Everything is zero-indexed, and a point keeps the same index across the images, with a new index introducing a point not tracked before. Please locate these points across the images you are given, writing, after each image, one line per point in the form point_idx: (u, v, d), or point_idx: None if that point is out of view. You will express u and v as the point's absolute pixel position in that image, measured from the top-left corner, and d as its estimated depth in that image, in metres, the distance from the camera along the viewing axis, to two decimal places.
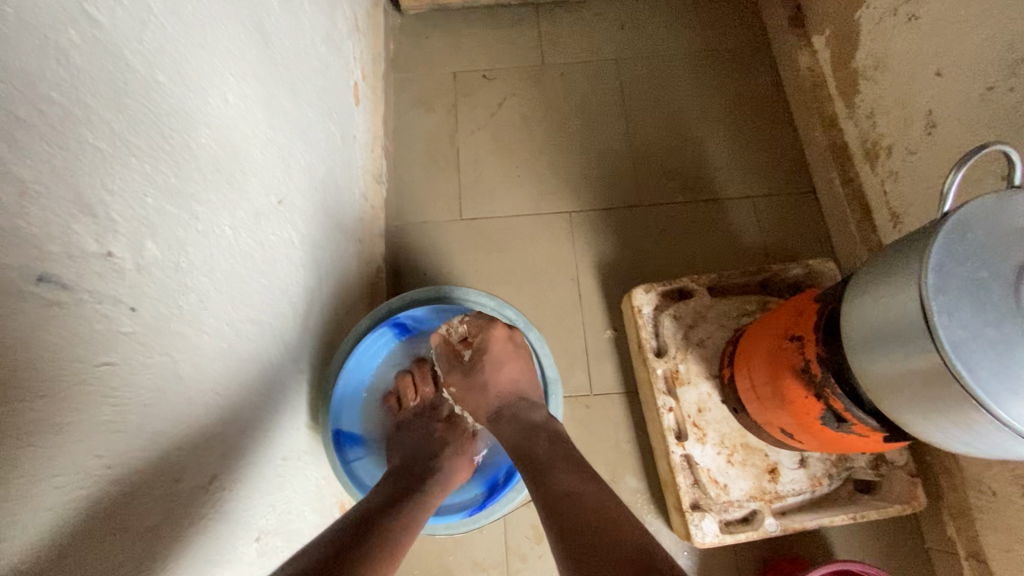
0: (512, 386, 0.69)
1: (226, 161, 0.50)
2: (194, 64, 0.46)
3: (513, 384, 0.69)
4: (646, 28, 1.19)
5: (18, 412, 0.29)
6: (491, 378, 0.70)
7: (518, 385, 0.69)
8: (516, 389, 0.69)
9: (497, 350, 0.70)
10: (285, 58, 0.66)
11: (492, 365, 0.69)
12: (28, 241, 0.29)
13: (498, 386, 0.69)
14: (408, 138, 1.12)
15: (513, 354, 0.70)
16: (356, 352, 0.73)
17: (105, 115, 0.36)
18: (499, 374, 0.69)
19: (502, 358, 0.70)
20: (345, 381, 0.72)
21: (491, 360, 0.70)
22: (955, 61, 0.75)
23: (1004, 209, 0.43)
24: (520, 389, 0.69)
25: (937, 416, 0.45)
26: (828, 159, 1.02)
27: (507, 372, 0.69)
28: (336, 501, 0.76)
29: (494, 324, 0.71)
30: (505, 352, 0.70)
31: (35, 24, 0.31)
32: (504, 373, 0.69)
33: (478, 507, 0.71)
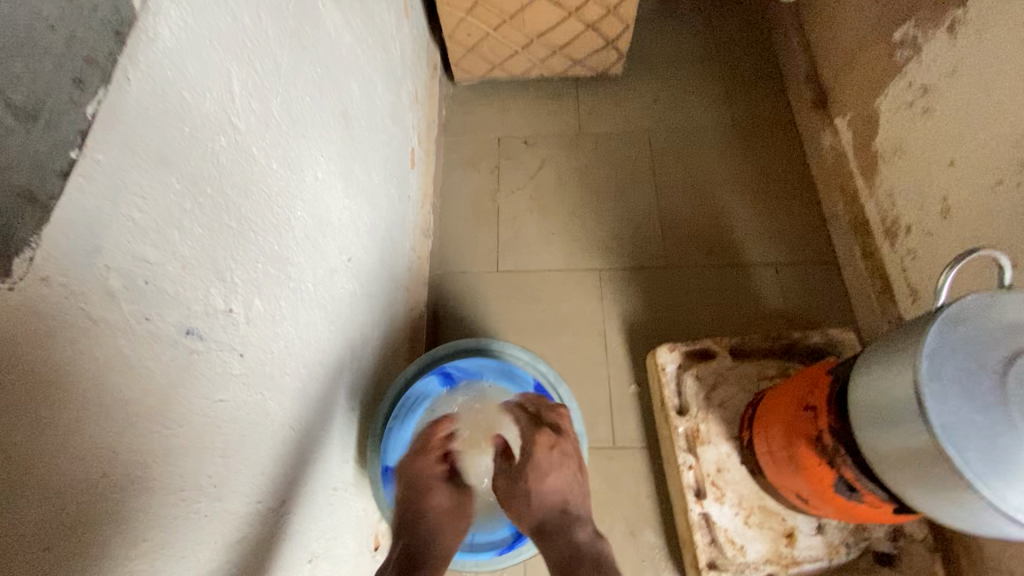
0: (559, 496, 0.70)
1: (312, 227, 0.60)
2: (298, 151, 0.57)
3: (560, 493, 0.70)
4: (678, 102, 1.29)
5: (164, 436, 0.37)
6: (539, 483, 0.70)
7: (566, 495, 0.71)
8: (561, 499, 0.70)
9: (543, 455, 0.72)
10: (361, 134, 0.77)
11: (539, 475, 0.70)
12: (183, 302, 0.38)
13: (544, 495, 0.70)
14: (454, 196, 1.23)
15: (558, 464, 0.72)
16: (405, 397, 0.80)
17: (236, 201, 0.45)
18: (543, 485, 0.70)
19: (549, 468, 0.71)
20: (393, 424, 0.79)
21: (535, 466, 0.72)
22: (968, 154, 0.80)
23: (993, 309, 0.48)
24: (564, 499, 0.70)
25: (936, 495, 0.49)
26: (850, 234, 1.07)
27: (553, 482, 0.71)
28: (374, 532, 0.81)
29: (539, 430, 0.74)
30: (549, 462, 0.72)
31: (201, 138, 0.40)
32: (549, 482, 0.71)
33: (509, 546, 0.76)
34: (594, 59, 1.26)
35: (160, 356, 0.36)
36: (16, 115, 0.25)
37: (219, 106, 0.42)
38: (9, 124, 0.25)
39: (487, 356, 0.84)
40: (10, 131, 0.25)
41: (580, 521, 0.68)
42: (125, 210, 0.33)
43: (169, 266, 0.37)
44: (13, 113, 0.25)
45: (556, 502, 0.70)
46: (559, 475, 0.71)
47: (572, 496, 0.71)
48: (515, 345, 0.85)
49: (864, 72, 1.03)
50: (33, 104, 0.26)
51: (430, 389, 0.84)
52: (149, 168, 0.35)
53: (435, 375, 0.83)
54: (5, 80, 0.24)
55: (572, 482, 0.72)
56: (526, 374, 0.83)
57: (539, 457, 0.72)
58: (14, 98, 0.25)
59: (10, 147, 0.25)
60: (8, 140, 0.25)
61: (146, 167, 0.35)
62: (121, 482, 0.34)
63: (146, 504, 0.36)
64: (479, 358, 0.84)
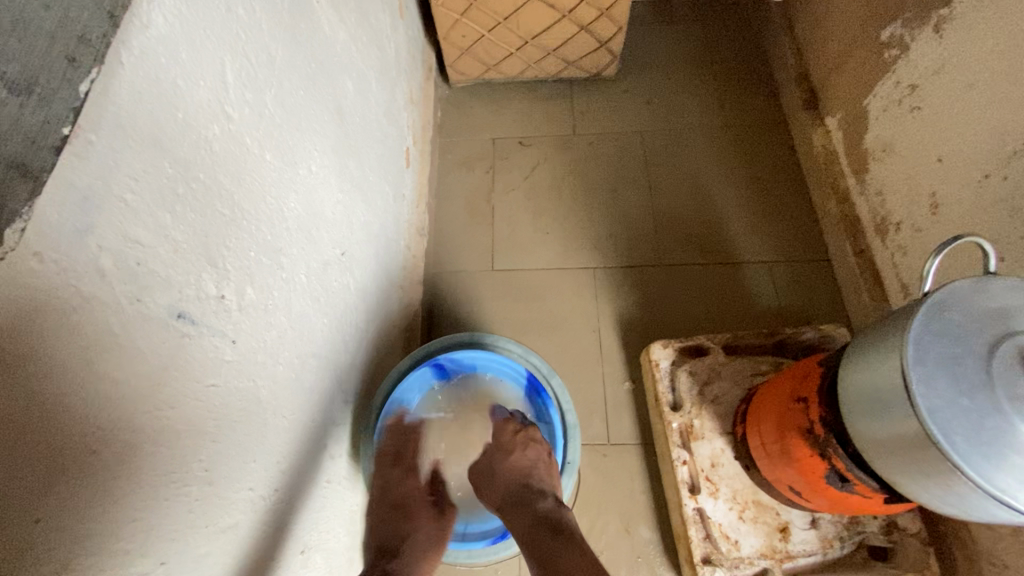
0: (525, 474, 0.73)
1: (306, 220, 0.61)
2: (292, 144, 0.58)
3: (525, 468, 0.73)
4: (671, 103, 1.30)
5: (155, 417, 0.37)
6: (505, 461, 0.74)
7: (531, 472, 0.73)
8: (526, 475, 0.73)
9: (512, 438, 0.76)
10: (355, 131, 0.78)
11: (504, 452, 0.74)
12: (175, 285, 0.39)
13: (509, 471, 0.73)
14: (448, 196, 1.24)
15: (524, 444, 0.75)
16: (399, 389, 0.81)
17: (229, 189, 0.46)
18: (510, 462, 0.74)
19: (513, 448, 0.75)
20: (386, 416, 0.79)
21: (503, 447, 0.76)
22: (955, 150, 0.81)
23: (978, 294, 0.49)
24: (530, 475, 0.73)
25: (926, 480, 0.49)
26: (842, 231, 1.08)
27: (520, 459, 0.74)
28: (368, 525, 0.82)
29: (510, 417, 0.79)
30: (514, 442, 0.76)
31: (194, 125, 0.41)
32: (516, 460, 0.74)
33: (500, 536, 0.75)
34: (587, 61, 1.27)
35: (152, 338, 0.36)
36: (10, 88, 0.26)
37: (213, 95, 0.43)
38: (2, 96, 0.26)
39: (480, 348, 0.84)
40: (4, 103, 0.26)
41: (543, 495, 0.70)
42: (117, 192, 0.33)
43: (161, 249, 0.37)
44: (7, 86, 0.26)
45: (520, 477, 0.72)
46: (523, 453, 0.74)
47: (537, 475, 0.73)
48: (509, 338, 0.85)
49: (853, 73, 1.05)
50: (27, 79, 0.27)
51: (425, 380, 0.84)
52: (142, 151, 0.35)
53: (429, 368, 0.83)
54: None
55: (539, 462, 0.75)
56: (519, 367, 0.83)
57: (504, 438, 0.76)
58: (7, 72, 0.26)
59: (4, 119, 0.26)
60: (0, 112, 0.25)
61: (139, 149, 0.35)
62: (110, 460, 0.34)
63: (136, 483, 0.36)
64: (473, 351, 0.84)
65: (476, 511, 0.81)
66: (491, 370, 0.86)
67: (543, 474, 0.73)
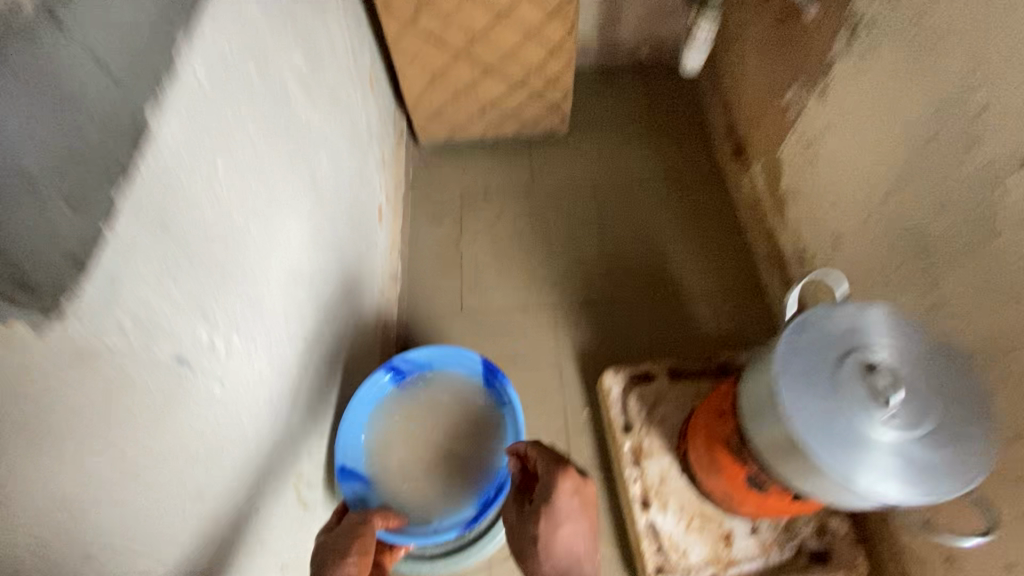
0: (568, 549, 0.66)
1: (284, 276, 0.72)
2: (272, 214, 0.69)
3: (571, 546, 0.66)
4: (618, 155, 1.46)
5: (158, 443, 0.47)
6: (551, 529, 0.66)
7: (577, 549, 0.66)
8: (571, 553, 0.66)
9: (563, 501, 0.67)
10: (328, 196, 0.90)
11: (552, 522, 0.66)
12: (177, 336, 0.49)
13: (556, 545, 0.65)
14: (420, 245, 1.36)
15: (575, 513, 0.67)
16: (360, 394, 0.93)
17: (220, 256, 0.57)
18: (556, 533, 0.66)
19: (564, 517, 0.67)
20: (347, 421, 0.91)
21: (549, 513, 0.66)
22: (846, 195, 0.96)
23: (829, 316, 0.60)
24: (575, 556, 0.65)
25: (802, 473, 0.59)
26: (771, 264, 1.21)
27: (567, 533, 0.66)
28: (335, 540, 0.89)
29: (564, 471, 0.68)
30: (569, 508, 0.67)
31: (193, 210, 0.52)
32: (564, 532, 0.66)
33: (469, 522, 0.87)
34: (541, 122, 1.43)
35: (158, 378, 0.46)
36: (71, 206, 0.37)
37: (208, 185, 0.55)
38: (67, 210, 0.36)
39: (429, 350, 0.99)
40: (69, 215, 0.36)
41: None
42: (137, 268, 0.44)
43: (167, 308, 0.48)
44: (70, 203, 0.36)
45: (564, 553, 0.65)
46: (572, 527, 0.66)
47: (584, 551, 0.66)
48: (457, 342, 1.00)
49: (767, 128, 1.21)
50: (82, 196, 0.37)
51: (380, 386, 0.97)
52: (155, 235, 0.46)
53: (383, 374, 0.97)
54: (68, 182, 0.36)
55: (584, 532, 0.67)
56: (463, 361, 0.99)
57: (555, 498, 0.67)
58: (71, 193, 0.36)
59: (67, 226, 0.36)
60: (66, 222, 0.36)
61: (152, 235, 0.46)
62: (124, 476, 0.43)
63: (142, 496, 0.45)
64: (422, 353, 0.99)
65: (441, 508, 0.91)
66: (438, 371, 1.01)
67: (588, 558, 0.66)
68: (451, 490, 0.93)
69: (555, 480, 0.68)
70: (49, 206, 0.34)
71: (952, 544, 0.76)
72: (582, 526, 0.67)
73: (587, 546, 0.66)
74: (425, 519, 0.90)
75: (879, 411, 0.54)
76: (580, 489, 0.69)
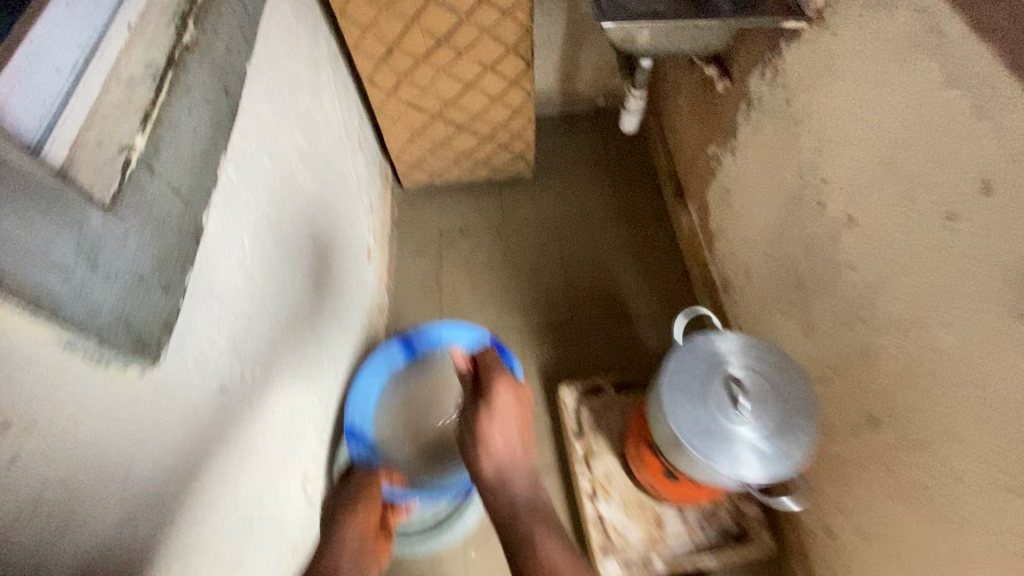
0: (503, 440, 0.88)
1: (290, 317, 0.91)
2: (281, 270, 0.89)
3: (506, 441, 0.89)
4: (577, 194, 1.67)
5: (208, 448, 0.66)
6: (489, 425, 0.88)
7: (510, 443, 0.89)
8: (506, 447, 0.88)
9: (497, 403, 0.89)
10: (324, 247, 1.10)
11: (490, 420, 0.88)
12: (221, 372, 0.69)
13: (493, 436, 0.88)
14: (404, 278, 1.56)
15: (508, 413, 0.89)
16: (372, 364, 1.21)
17: (247, 310, 0.77)
18: (493, 429, 0.88)
19: (499, 414, 0.89)
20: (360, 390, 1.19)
21: (488, 411, 0.89)
22: (751, 236, 1.17)
23: (702, 342, 0.80)
24: (509, 447, 0.89)
25: (685, 461, 0.79)
26: (704, 290, 1.41)
27: (501, 428, 0.89)
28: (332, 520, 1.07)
29: (500, 377, 0.91)
30: (502, 410, 0.89)
31: (231, 280, 0.73)
32: (500, 427, 0.89)
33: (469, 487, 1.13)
34: (508, 167, 1.64)
35: (209, 403, 0.66)
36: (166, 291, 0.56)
37: (239, 259, 0.75)
38: (164, 296, 0.56)
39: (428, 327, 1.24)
40: (165, 299, 0.56)
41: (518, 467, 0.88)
42: (198, 327, 0.64)
43: (215, 352, 0.68)
44: (165, 290, 0.56)
45: (500, 446, 0.88)
46: (505, 424, 0.89)
47: (516, 445, 0.89)
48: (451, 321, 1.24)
49: (698, 174, 1.42)
50: (171, 284, 0.57)
51: (389, 360, 1.24)
52: (208, 303, 0.66)
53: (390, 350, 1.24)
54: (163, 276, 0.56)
55: (515, 430, 0.90)
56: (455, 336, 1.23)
57: (493, 401, 0.89)
58: (165, 283, 0.56)
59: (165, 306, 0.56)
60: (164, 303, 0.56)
61: (207, 302, 0.66)
62: (189, 471, 0.63)
63: (200, 486, 0.64)
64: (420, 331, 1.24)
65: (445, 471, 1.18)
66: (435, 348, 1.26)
67: (519, 448, 0.89)
68: (448, 460, 1.20)
69: (493, 385, 0.90)
70: (155, 295, 0.54)
71: (828, 517, 0.95)
72: (514, 424, 0.90)
73: (518, 439, 0.90)
74: (432, 480, 1.17)
75: (734, 413, 0.74)
76: (512, 393, 0.91)
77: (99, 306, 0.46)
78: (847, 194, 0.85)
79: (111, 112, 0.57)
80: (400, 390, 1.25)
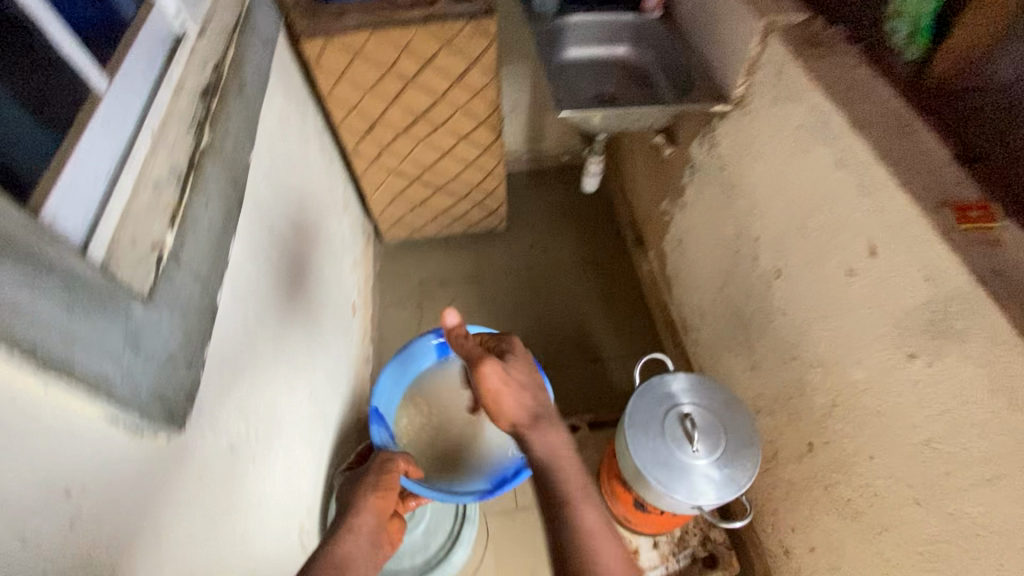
0: (528, 393, 0.82)
1: (286, 378, 1.00)
2: (277, 335, 0.98)
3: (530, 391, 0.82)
4: (547, 244, 1.80)
5: (220, 505, 0.74)
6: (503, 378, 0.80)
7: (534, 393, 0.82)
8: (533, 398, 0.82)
9: (511, 357, 0.84)
10: (314, 308, 1.19)
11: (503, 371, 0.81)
12: (230, 433, 0.77)
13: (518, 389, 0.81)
14: (387, 329, 1.64)
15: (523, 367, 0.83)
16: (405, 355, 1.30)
17: (251, 375, 0.86)
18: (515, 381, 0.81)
19: (517, 368, 0.83)
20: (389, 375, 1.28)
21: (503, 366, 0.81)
22: (702, 282, 1.30)
23: (661, 385, 0.92)
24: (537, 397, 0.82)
25: (649, 493, 0.89)
26: (666, 330, 1.54)
27: (523, 378, 0.82)
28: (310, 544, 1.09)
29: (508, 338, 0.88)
30: (519, 363, 0.83)
31: (238, 349, 0.82)
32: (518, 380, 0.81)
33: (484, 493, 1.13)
34: (482, 222, 1.77)
35: (221, 463, 0.74)
36: (193, 365, 0.66)
37: (243, 330, 0.84)
38: (191, 370, 0.65)
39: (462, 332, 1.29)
40: (191, 372, 0.65)
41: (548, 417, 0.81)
42: (213, 394, 0.73)
43: (226, 416, 0.76)
44: (192, 365, 0.65)
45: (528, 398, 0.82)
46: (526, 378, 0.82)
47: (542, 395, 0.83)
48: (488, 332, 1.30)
49: (654, 225, 1.57)
50: (194, 358, 0.66)
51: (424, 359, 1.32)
52: (220, 372, 0.76)
53: (427, 350, 1.32)
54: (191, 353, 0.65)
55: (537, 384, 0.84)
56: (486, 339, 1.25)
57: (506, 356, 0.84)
58: (193, 358, 0.66)
59: (192, 378, 0.65)
60: (191, 375, 0.65)
61: (219, 372, 0.75)
62: (207, 527, 0.70)
63: (213, 541, 0.72)
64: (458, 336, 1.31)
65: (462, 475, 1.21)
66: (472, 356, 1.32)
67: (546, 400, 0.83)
68: (465, 465, 1.22)
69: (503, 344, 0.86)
70: (184, 371, 0.63)
71: (783, 537, 1.05)
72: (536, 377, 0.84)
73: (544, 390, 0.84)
74: (444, 482, 1.20)
75: (689, 447, 0.85)
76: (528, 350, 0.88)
77: (140, 386, 0.55)
78: (774, 249, 0.99)
79: (141, 211, 0.66)
80: (430, 390, 1.31)
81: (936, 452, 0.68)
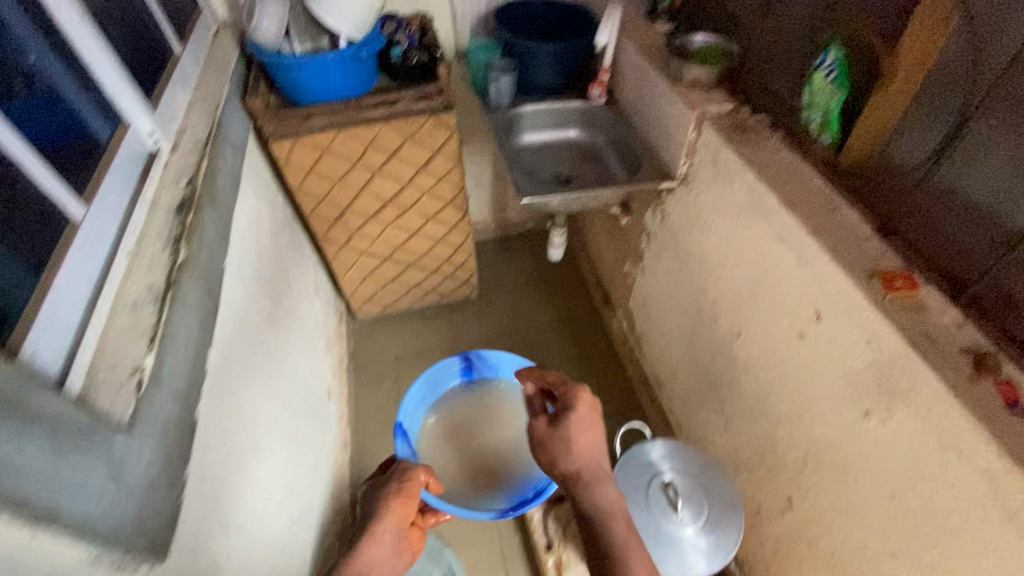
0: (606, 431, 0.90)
1: (265, 478, 0.98)
2: (255, 436, 0.96)
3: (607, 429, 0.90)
4: (519, 310, 1.85)
5: None
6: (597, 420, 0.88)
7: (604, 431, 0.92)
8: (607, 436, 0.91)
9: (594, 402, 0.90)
10: (291, 399, 1.18)
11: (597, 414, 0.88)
12: (211, 550, 0.75)
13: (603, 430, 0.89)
14: (365, 408, 1.62)
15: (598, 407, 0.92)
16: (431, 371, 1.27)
17: (230, 483, 0.84)
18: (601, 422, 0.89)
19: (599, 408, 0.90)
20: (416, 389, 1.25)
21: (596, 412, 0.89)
22: (669, 340, 1.36)
23: (637, 455, 0.94)
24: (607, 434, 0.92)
25: None
26: (641, 387, 1.58)
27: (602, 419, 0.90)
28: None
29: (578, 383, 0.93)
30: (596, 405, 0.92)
31: (216, 458, 0.81)
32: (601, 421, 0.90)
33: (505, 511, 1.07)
34: (453, 292, 1.81)
35: None
36: (174, 487, 0.65)
37: (222, 437, 0.83)
38: (171, 493, 0.64)
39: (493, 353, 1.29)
40: (172, 495, 0.64)
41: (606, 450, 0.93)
42: (192, 512, 0.72)
43: (206, 533, 0.74)
44: (172, 488, 0.64)
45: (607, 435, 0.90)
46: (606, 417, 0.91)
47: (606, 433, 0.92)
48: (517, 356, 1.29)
49: (620, 285, 1.64)
50: (175, 479, 0.65)
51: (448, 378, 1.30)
52: (199, 487, 0.74)
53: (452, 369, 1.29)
54: (171, 475, 0.65)
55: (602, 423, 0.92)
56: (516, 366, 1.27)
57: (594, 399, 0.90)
58: (173, 480, 0.65)
59: (172, 501, 0.64)
60: (171, 499, 0.64)
61: (198, 487, 0.74)
62: None
63: None
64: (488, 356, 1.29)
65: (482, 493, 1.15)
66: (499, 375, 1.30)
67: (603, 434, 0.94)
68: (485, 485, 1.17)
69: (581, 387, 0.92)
70: (164, 496, 0.62)
71: None
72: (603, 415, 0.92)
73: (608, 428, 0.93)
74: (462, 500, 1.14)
75: (675, 515, 0.87)
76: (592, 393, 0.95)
77: (121, 520, 0.54)
78: (731, 311, 1.05)
79: (118, 335, 0.67)
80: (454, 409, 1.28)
81: (900, 503, 0.72)
